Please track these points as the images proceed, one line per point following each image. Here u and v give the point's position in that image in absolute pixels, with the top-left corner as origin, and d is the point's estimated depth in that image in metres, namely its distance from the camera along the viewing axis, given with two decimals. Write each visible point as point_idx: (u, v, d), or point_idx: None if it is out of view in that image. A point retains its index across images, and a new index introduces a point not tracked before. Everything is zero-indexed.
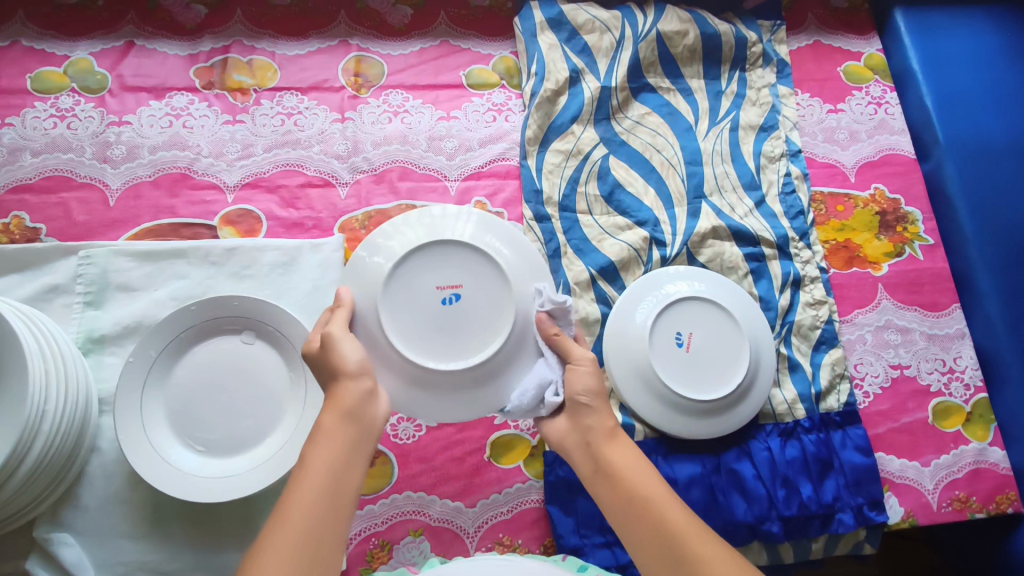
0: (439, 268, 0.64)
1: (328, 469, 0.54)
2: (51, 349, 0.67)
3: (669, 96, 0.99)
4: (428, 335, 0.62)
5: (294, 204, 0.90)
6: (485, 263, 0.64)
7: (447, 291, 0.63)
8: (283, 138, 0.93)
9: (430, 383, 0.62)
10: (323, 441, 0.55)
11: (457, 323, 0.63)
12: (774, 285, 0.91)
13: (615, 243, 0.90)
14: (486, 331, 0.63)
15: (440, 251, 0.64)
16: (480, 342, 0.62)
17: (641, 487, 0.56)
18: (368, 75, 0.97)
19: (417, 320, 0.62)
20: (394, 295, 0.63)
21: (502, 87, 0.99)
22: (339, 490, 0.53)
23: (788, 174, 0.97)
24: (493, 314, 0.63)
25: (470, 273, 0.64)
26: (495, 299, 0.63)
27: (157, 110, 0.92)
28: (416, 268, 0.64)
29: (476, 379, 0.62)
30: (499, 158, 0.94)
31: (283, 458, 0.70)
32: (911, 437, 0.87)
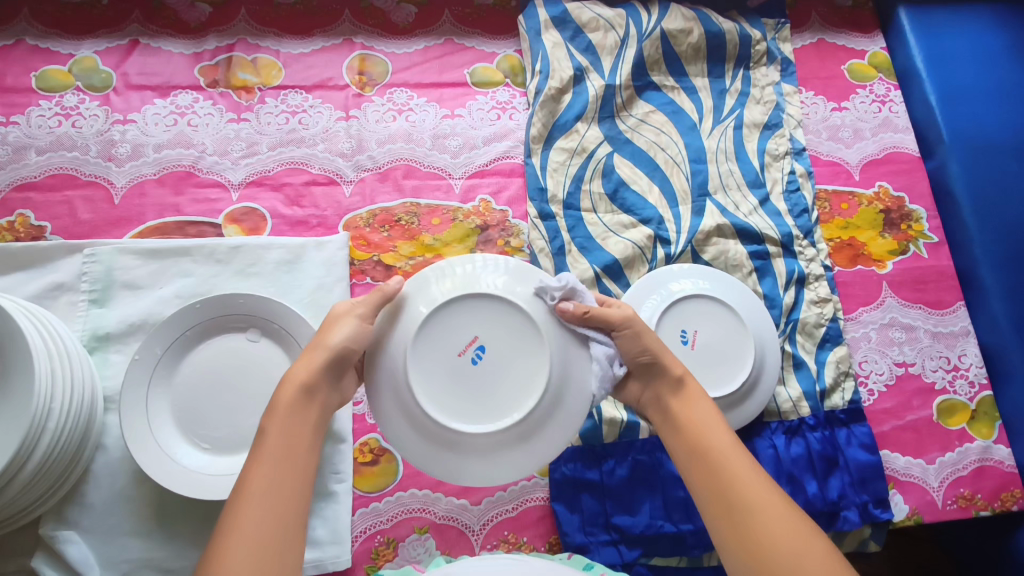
0: (463, 327, 0.63)
1: (289, 442, 0.55)
2: (57, 347, 0.67)
3: (674, 95, 0.99)
4: (465, 397, 0.62)
5: (299, 202, 0.90)
6: (509, 312, 0.63)
7: (476, 348, 0.63)
8: (288, 136, 0.93)
9: (476, 445, 0.62)
10: (280, 415, 0.57)
11: (491, 380, 0.63)
12: (779, 283, 0.91)
13: (620, 241, 0.90)
14: (523, 381, 0.62)
15: (462, 308, 0.63)
16: (520, 395, 0.62)
17: (703, 437, 0.59)
18: (373, 73, 0.97)
19: (452, 384, 0.62)
20: (421, 360, 0.62)
21: (507, 86, 0.99)
22: (299, 461, 0.55)
23: (793, 172, 0.97)
24: (527, 364, 0.62)
25: (496, 326, 0.63)
26: (527, 353, 0.62)
27: (162, 108, 0.92)
28: (440, 329, 0.62)
29: (525, 433, 0.62)
30: (504, 156, 0.95)
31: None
32: (916, 434, 0.87)
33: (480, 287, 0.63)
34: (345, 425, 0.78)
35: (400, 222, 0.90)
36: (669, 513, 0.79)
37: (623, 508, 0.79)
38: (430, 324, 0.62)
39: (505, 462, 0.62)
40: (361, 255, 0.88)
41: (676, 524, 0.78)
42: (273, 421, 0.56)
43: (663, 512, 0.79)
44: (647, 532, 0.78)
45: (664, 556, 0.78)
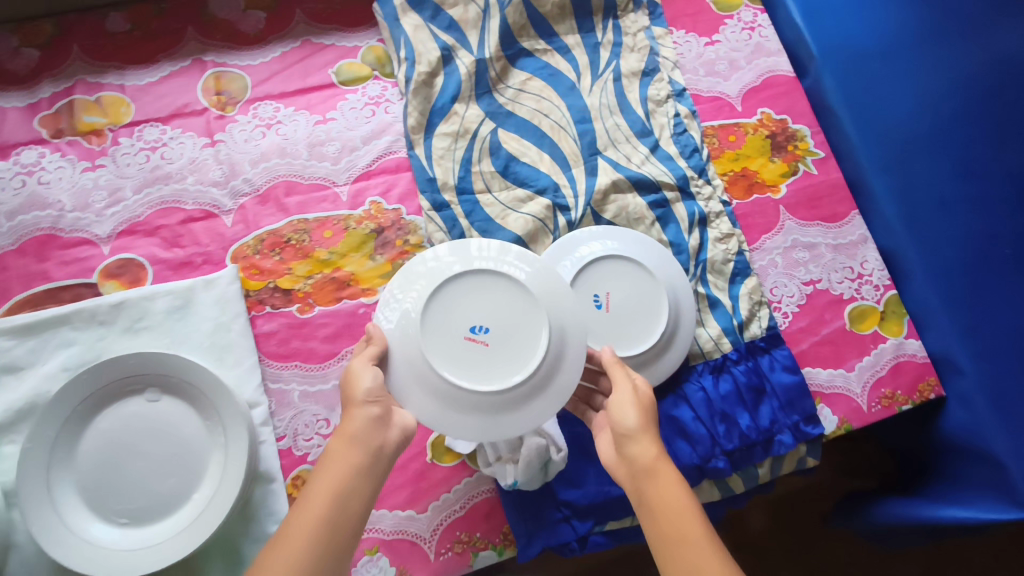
0: (461, 299, 0.67)
1: (334, 495, 0.56)
2: None
3: (548, 58, 0.97)
4: (479, 363, 0.65)
5: (178, 243, 0.85)
6: (506, 284, 0.67)
7: (479, 323, 0.67)
8: (152, 175, 0.87)
9: (473, 405, 0.65)
10: (323, 475, 0.57)
11: (498, 348, 0.66)
12: (682, 228, 0.92)
13: (520, 217, 0.89)
14: (526, 347, 0.66)
15: (440, 303, 0.66)
16: (529, 326, 0.66)
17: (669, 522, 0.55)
18: (231, 91, 0.91)
19: (479, 360, 0.65)
20: (443, 360, 0.65)
21: (376, 79, 0.94)
22: (341, 513, 0.55)
23: (677, 115, 0.97)
24: (528, 330, 0.66)
25: (470, 299, 0.67)
26: (495, 293, 0.67)
27: (6, 171, 0.85)
28: (448, 299, 0.66)
29: (524, 397, 0.65)
30: (387, 152, 0.91)
31: (215, 509, 0.68)
32: (833, 346, 0.90)
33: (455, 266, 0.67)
34: (271, 464, 0.77)
35: (291, 242, 0.86)
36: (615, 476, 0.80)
37: (569, 482, 0.79)
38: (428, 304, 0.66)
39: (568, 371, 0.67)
40: (255, 284, 0.84)
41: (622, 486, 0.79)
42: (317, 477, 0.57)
43: (609, 477, 0.80)
44: (597, 499, 0.79)
45: (617, 520, 0.79)
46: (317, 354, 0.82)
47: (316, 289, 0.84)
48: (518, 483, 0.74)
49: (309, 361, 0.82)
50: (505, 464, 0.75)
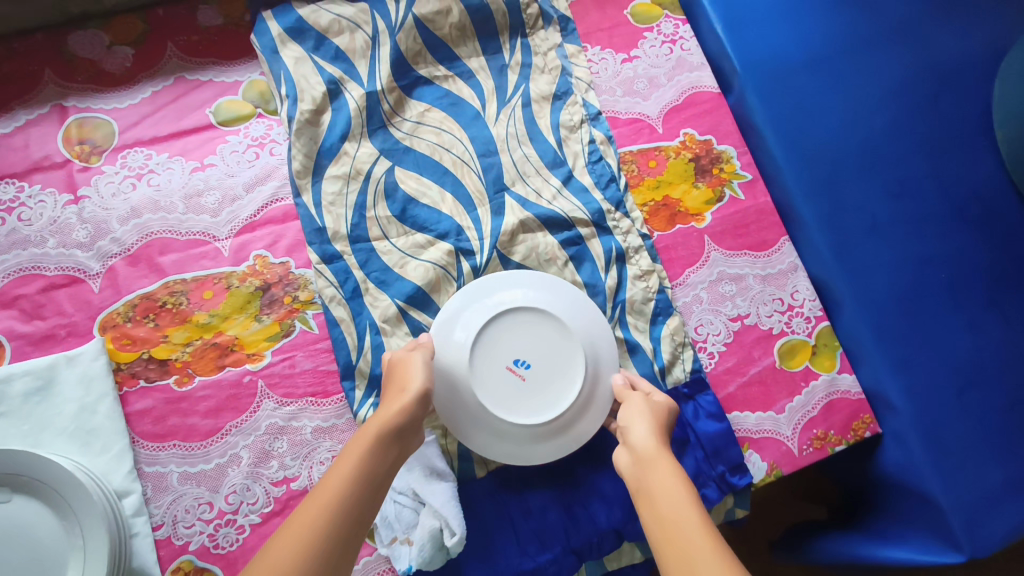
0: (510, 331, 0.76)
1: (368, 470, 0.61)
2: None
3: (449, 85, 0.89)
4: (519, 392, 0.75)
5: (39, 314, 0.77)
6: (550, 325, 0.77)
7: (523, 359, 0.76)
8: (8, 239, 0.78)
9: (495, 426, 0.74)
10: (361, 446, 0.63)
11: (535, 385, 0.75)
12: (598, 266, 0.86)
13: (419, 264, 0.82)
14: (561, 386, 0.75)
15: (491, 334, 0.76)
16: (567, 366, 0.76)
17: (669, 508, 0.57)
18: (95, 139, 0.83)
19: (517, 391, 0.75)
20: (486, 387, 0.74)
21: (260, 117, 0.86)
22: (371, 487, 0.61)
23: (592, 141, 0.90)
24: (564, 376, 0.76)
25: (519, 333, 0.77)
26: (541, 330, 0.77)
27: None
28: (497, 334, 0.76)
29: (543, 434, 0.74)
30: (272, 200, 0.83)
31: None
32: (762, 387, 0.84)
33: (510, 303, 0.77)
34: (145, 558, 0.70)
35: (166, 306, 0.78)
36: (525, 547, 0.74)
37: (476, 557, 0.73)
38: (480, 335, 0.75)
39: (592, 414, 0.76)
40: (127, 356, 0.76)
41: (534, 558, 0.74)
42: (354, 448, 0.62)
43: (518, 548, 0.74)
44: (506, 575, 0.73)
45: None
46: (199, 431, 0.75)
47: (195, 357, 0.77)
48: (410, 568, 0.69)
49: (189, 439, 0.75)
50: (402, 546, 0.71)
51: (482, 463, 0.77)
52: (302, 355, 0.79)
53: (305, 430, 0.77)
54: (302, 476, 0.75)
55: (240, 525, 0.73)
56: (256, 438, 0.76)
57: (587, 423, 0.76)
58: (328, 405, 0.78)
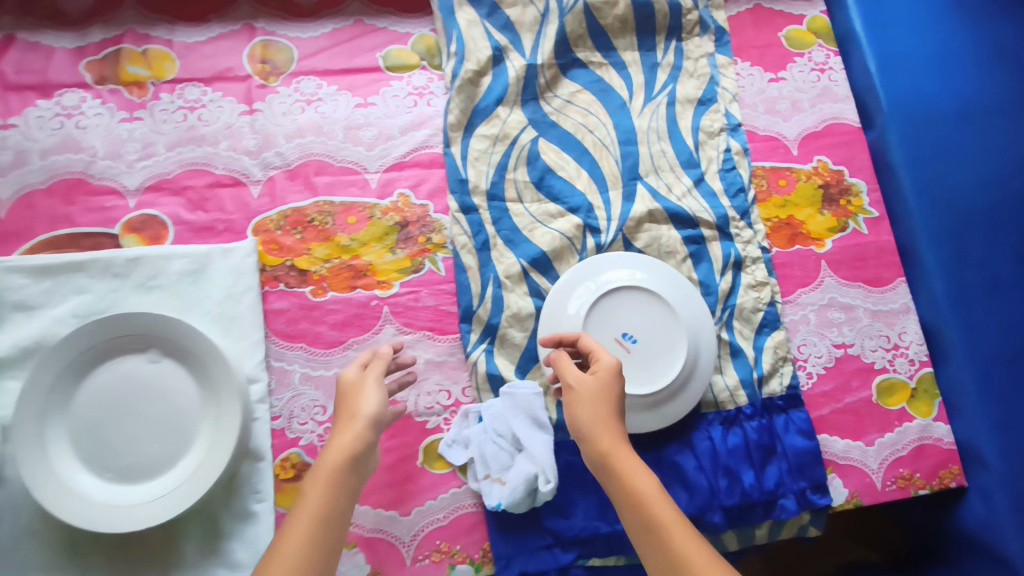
0: (621, 304, 0.80)
1: (325, 515, 0.55)
2: None
3: (602, 72, 0.93)
4: (622, 363, 0.78)
5: (202, 206, 0.84)
6: (659, 305, 0.80)
7: (630, 333, 0.79)
8: (186, 135, 0.86)
9: None
10: (317, 483, 0.57)
11: (639, 358, 0.79)
12: (714, 268, 0.88)
13: (548, 232, 0.86)
14: (663, 362, 0.78)
15: (604, 305, 0.80)
16: (671, 346, 0.79)
17: (651, 516, 0.55)
18: (276, 61, 0.89)
19: (621, 361, 0.78)
20: None
21: (423, 69, 0.92)
22: (332, 531, 0.55)
23: (728, 150, 0.93)
24: (668, 353, 0.79)
25: (630, 309, 0.80)
26: (650, 309, 0.80)
27: (47, 110, 0.85)
28: (609, 306, 0.80)
29: (639, 405, 0.78)
30: (423, 146, 0.89)
31: (196, 482, 0.69)
32: (855, 417, 0.85)
33: (625, 280, 0.81)
34: (262, 442, 0.76)
35: (313, 222, 0.84)
36: (604, 513, 0.78)
37: (557, 510, 0.77)
38: (593, 305, 0.80)
39: (688, 394, 0.79)
40: (272, 260, 0.83)
41: (611, 524, 0.77)
42: (307, 496, 0.56)
43: (598, 513, 0.78)
44: (583, 535, 0.77)
45: (601, 556, 0.77)
46: (324, 339, 0.81)
47: (332, 274, 0.83)
48: (499, 506, 0.73)
49: (315, 345, 0.81)
50: (493, 483, 0.75)
51: None
52: (427, 292, 0.84)
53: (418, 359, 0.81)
54: (408, 401, 0.80)
55: None
56: None
57: (682, 402, 0.78)
58: (443, 342, 0.82)
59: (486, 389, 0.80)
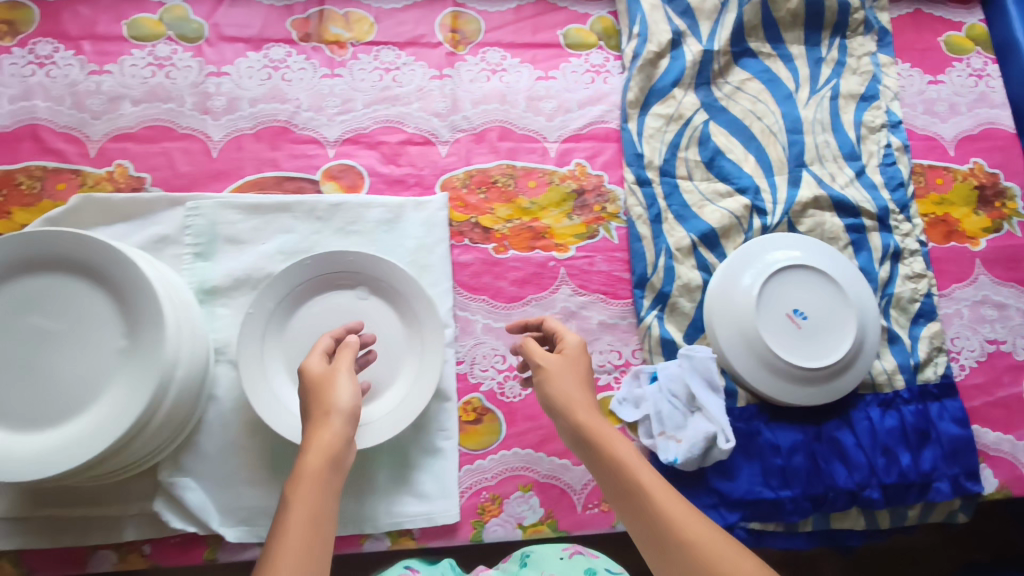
0: (792, 282, 0.83)
1: (314, 514, 0.52)
2: (174, 299, 0.70)
3: (770, 62, 0.97)
4: (794, 339, 0.81)
5: (395, 160, 0.89)
6: (829, 286, 0.83)
7: (801, 310, 0.82)
8: (382, 94, 0.91)
9: (770, 362, 0.80)
10: (307, 485, 0.54)
11: (810, 335, 0.81)
12: (874, 257, 0.91)
13: (717, 210, 0.90)
14: (833, 341, 0.81)
15: (777, 282, 0.82)
16: (840, 325, 0.82)
17: (638, 480, 0.58)
18: (466, 31, 0.94)
19: (793, 337, 0.81)
20: (767, 327, 0.81)
21: (601, 48, 0.96)
22: (325, 527, 0.52)
23: (889, 145, 0.96)
24: (837, 331, 0.82)
25: (801, 287, 0.83)
26: (819, 289, 0.83)
27: (256, 62, 0.90)
28: (782, 284, 0.82)
29: (809, 380, 0.81)
30: (599, 121, 0.93)
31: (404, 411, 0.74)
32: (1006, 411, 0.87)
33: (797, 259, 0.83)
34: (449, 384, 0.82)
35: (498, 184, 0.89)
36: (768, 479, 0.81)
37: (721, 473, 0.80)
38: (767, 281, 0.82)
39: (853, 372, 0.82)
40: (459, 217, 0.87)
41: (774, 490, 0.80)
42: (296, 498, 0.53)
43: (761, 478, 0.81)
44: (748, 498, 0.80)
45: (762, 520, 0.81)
46: (505, 294, 0.86)
47: (513, 234, 0.88)
48: (676, 462, 0.77)
49: (497, 299, 0.85)
50: (668, 441, 0.79)
51: (744, 395, 0.83)
52: (601, 258, 0.88)
53: (592, 319, 0.86)
54: None
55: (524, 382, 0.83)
56: (551, 314, 0.86)
57: (847, 380, 0.82)
58: (615, 305, 0.86)
59: (657, 352, 0.84)
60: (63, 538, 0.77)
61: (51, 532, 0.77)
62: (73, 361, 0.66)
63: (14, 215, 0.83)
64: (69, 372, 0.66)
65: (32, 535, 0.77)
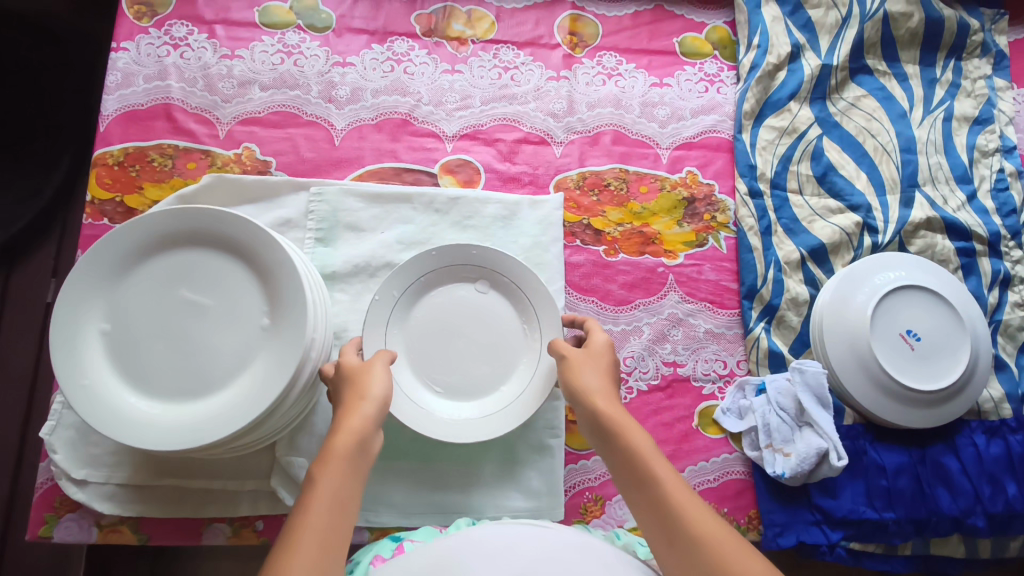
0: (906, 302, 0.82)
1: (337, 497, 0.53)
2: (311, 279, 0.70)
3: (885, 81, 0.97)
4: (907, 359, 0.81)
5: (511, 158, 0.91)
6: (943, 309, 0.83)
7: (915, 331, 0.82)
8: (500, 92, 0.93)
9: (884, 381, 0.80)
10: (333, 466, 0.55)
11: (923, 356, 0.81)
12: (983, 282, 0.90)
13: (827, 226, 0.90)
14: (945, 364, 0.81)
15: (891, 302, 0.82)
16: (953, 349, 0.81)
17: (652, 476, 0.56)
18: (584, 34, 0.96)
19: (906, 358, 0.81)
20: (882, 346, 0.81)
21: (715, 58, 0.97)
22: (347, 512, 0.53)
23: (1002, 171, 0.95)
24: (950, 355, 0.81)
25: (915, 309, 0.82)
26: (931, 311, 0.83)
27: (379, 54, 0.93)
28: (897, 303, 0.82)
29: (921, 402, 0.81)
30: (711, 129, 0.94)
31: (524, 406, 0.75)
32: None
33: (911, 280, 0.83)
34: None
35: (610, 187, 0.90)
36: (871, 500, 0.80)
37: (825, 490, 0.80)
38: (882, 299, 0.82)
39: (963, 397, 0.82)
40: (572, 217, 0.89)
41: (878, 511, 0.79)
42: (322, 475, 0.54)
43: (865, 499, 0.80)
44: (851, 517, 0.79)
45: (863, 540, 0.79)
46: (614, 297, 0.86)
47: (624, 237, 0.88)
48: (784, 476, 0.77)
49: (606, 301, 0.86)
50: (775, 453, 0.79)
51: (849, 413, 0.83)
52: (710, 267, 0.88)
53: (699, 328, 0.86)
54: (688, 365, 0.84)
55: (630, 385, 0.83)
56: (658, 319, 0.86)
57: (957, 404, 0.81)
58: (722, 315, 0.87)
59: (764, 364, 0.84)
60: (180, 508, 0.74)
61: (170, 501, 0.74)
62: (217, 334, 0.69)
63: (146, 190, 0.85)
64: (214, 344, 0.69)
65: (149, 503, 0.74)
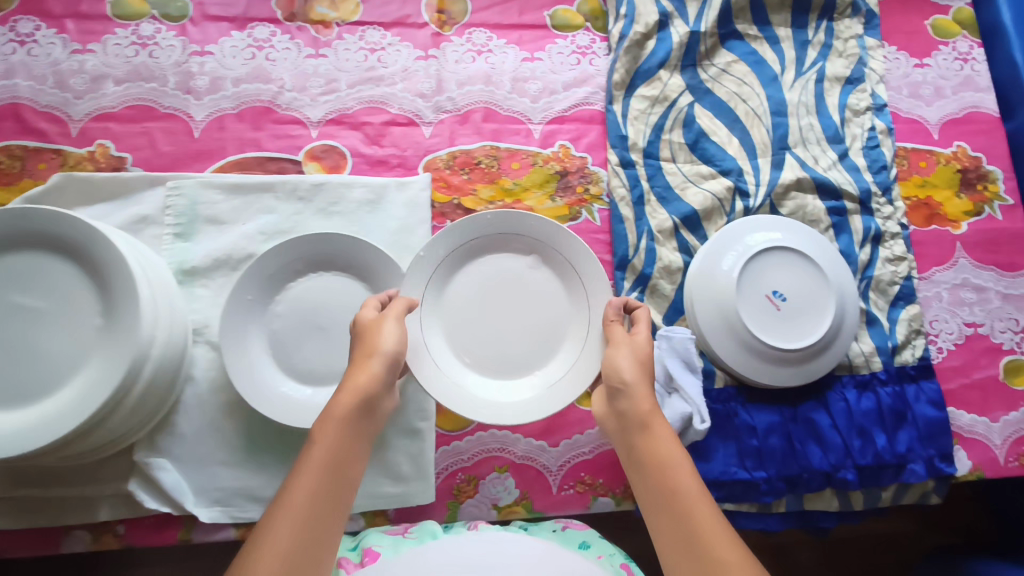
0: (772, 263, 0.83)
1: (332, 459, 0.56)
2: (150, 275, 0.69)
3: (757, 45, 0.97)
4: (773, 319, 0.81)
5: (378, 141, 0.89)
6: (808, 268, 0.84)
7: (781, 291, 0.82)
8: (367, 74, 0.91)
9: (749, 342, 0.81)
10: (333, 426, 0.57)
11: (789, 316, 0.82)
12: (855, 240, 0.91)
13: (699, 192, 0.90)
14: (811, 321, 0.82)
15: (756, 264, 0.83)
16: (819, 306, 0.82)
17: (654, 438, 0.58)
18: (452, 11, 0.95)
19: (772, 318, 0.81)
20: (747, 308, 0.81)
21: (587, 30, 0.96)
22: (344, 474, 0.56)
23: (873, 129, 0.96)
24: (816, 312, 0.82)
25: (780, 269, 0.83)
26: (797, 271, 0.83)
27: (239, 41, 0.91)
28: (761, 265, 0.83)
29: (787, 361, 0.81)
30: (584, 102, 0.93)
31: (556, 393, 0.72)
32: (982, 393, 0.88)
33: (776, 241, 0.84)
34: None
35: (481, 165, 0.89)
36: (742, 460, 0.81)
37: (697, 454, 0.81)
38: (748, 262, 0.82)
39: (830, 353, 0.83)
40: (442, 198, 0.87)
41: (749, 471, 0.81)
42: (323, 435, 0.57)
43: (736, 459, 0.81)
44: (722, 478, 0.80)
45: (736, 500, 0.81)
46: None
47: None
48: None
49: None
50: None
51: (721, 376, 0.84)
52: (584, 240, 0.88)
53: None
54: None
55: None
56: None
57: (823, 360, 0.82)
58: None
59: None
60: (37, 518, 0.72)
61: (25, 511, 0.72)
62: (57, 337, 0.67)
63: None
64: (54, 347, 0.67)
65: (4, 514, 0.72)
